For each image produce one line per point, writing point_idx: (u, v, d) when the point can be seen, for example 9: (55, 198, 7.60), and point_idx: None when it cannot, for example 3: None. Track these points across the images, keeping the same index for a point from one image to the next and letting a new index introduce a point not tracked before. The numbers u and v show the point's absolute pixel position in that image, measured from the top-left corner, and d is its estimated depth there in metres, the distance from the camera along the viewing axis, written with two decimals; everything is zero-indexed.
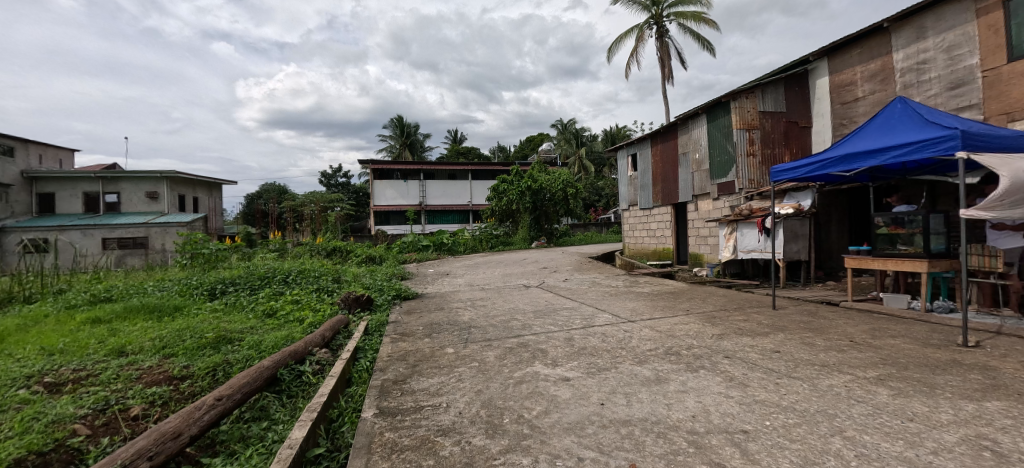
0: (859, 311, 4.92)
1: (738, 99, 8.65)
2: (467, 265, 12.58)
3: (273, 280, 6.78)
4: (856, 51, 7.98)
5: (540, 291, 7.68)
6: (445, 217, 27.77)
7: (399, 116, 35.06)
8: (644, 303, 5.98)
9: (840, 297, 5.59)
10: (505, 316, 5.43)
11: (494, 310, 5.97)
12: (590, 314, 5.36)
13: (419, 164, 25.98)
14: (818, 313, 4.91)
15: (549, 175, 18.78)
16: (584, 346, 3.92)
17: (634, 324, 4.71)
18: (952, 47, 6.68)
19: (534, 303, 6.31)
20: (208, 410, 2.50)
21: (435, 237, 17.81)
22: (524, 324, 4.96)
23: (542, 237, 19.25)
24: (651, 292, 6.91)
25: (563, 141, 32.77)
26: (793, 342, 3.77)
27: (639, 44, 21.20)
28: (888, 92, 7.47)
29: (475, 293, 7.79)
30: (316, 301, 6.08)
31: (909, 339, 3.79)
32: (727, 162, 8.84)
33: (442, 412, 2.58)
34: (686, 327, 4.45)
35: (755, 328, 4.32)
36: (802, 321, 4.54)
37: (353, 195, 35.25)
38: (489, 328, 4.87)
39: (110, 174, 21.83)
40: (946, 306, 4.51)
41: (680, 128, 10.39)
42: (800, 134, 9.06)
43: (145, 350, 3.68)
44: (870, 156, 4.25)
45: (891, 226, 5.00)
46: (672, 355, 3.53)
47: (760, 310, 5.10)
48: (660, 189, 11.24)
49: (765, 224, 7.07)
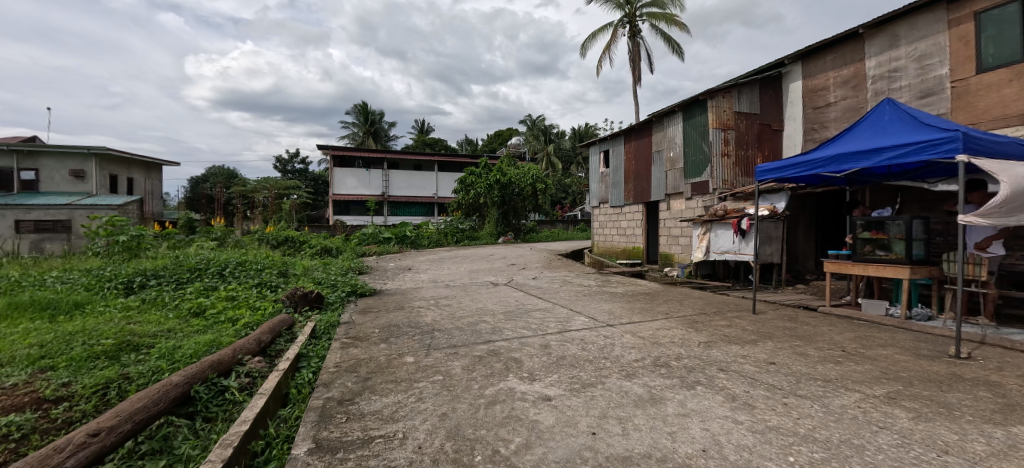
0: (839, 317, 4.77)
1: (715, 98, 8.50)
2: (431, 259, 11.94)
3: (205, 272, 5.94)
4: (830, 56, 8.00)
5: (509, 289, 7.21)
6: (409, 208, 26.79)
7: (363, 102, 33.63)
8: (619, 304, 5.65)
9: (817, 302, 5.47)
10: (473, 318, 4.92)
11: (461, 310, 5.44)
12: (565, 316, 4.94)
13: (383, 153, 24.86)
14: (799, 319, 4.73)
15: (518, 170, 18.33)
16: (562, 355, 3.47)
17: (614, 329, 4.34)
18: (923, 56, 6.76)
19: (504, 303, 5.84)
20: (75, 452, 1.89)
21: (398, 229, 16.97)
22: (494, 328, 4.47)
23: (509, 232, 18.81)
24: (625, 293, 6.61)
25: (532, 137, 32.46)
26: (785, 352, 3.50)
27: (612, 42, 21.12)
28: (859, 99, 7.52)
29: (439, 291, 7.23)
30: (255, 299, 5.33)
31: (899, 349, 3.61)
32: (702, 162, 8.69)
33: (396, 447, 2.06)
34: (669, 333, 4.12)
35: (742, 335, 4.04)
36: (786, 328, 4.32)
37: (310, 182, 33.41)
38: (455, 332, 4.35)
39: (27, 148, 19.45)
40: (925, 314, 4.42)
41: (655, 126, 10.20)
42: (773, 136, 9.03)
43: (15, 360, 2.94)
44: (863, 158, 4.10)
45: (872, 231, 4.89)
46: (661, 367, 3.15)
47: (741, 315, 4.87)
48: (632, 187, 11.05)
49: (740, 225, 6.92)
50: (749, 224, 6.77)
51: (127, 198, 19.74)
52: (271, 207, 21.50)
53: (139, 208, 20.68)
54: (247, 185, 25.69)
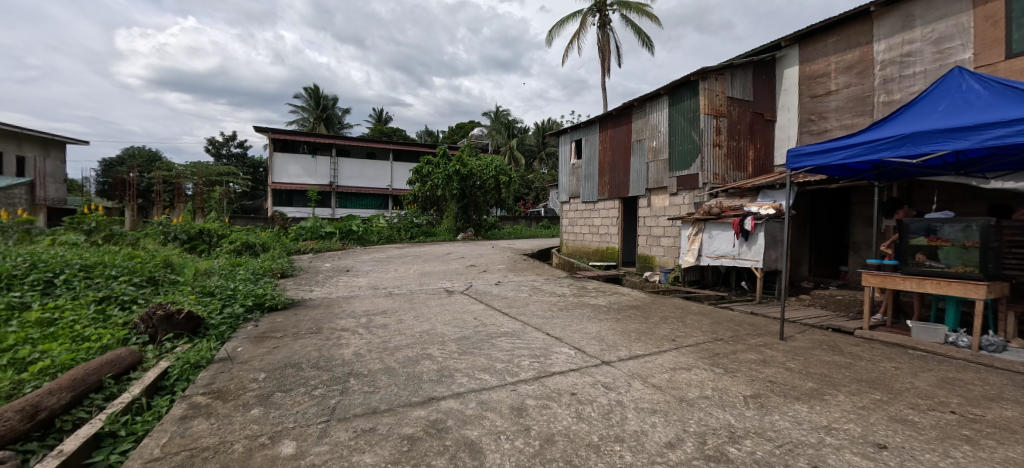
0: (890, 346, 3.72)
1: (707, 80, 7.43)
2: (377, 259, 10.23)
3: (20, 283, 4.06)
4: (832, 39, 7.13)
5: (467, 300, 5.77)
6: (360, 200, 24.61)
7: (314, 85, 30.88)
8: (608, 324, 4.38)
9: (846, 323, 4.42)
10: (413, 353, 3.44)
11: (397, 337, 3.95)
12: (541, 347, 3.57)
13: (331, 140, 22.49)
14: (843, 349, 3.64)
15: (480, 161, 16.79)
16: (548, 437, 2.11)
17: (614, 370, 3.02)
18: (942, 39, 5.98)
19: (458, 323, 4.40)
20: None
21: (342, 223, 15.02)
22: (440, 371, 3.03)
23: (468, 228, 17.35)
24: (610, 306, 5.36)
25: (494, 130, 30.95)
26: (880, 418, 2.34)
27: (580, 32, 19.99)
28: (865, 87, 6.71)
29: (377, 303, 5.67)
30: (87, 324, 3.61)
31: (1018, 406, 2.55)
32: (691, 152, 7.63)
33: None
34: (695, 379, 2.87)
35: (794, 382, 2.85)
36: (839, 366, 3.20)
37: (248, 169, 30.17)
38: (381, 381, 2.87)
39: None
40: (999, 344, 3.43)
41: (635, 112, 9.08)
42: (765, 127, 8.02)
43: None
44: (953, 137, 3.03)
45: (930, 236, 3.82)
46: (717, 464, 1.86)
47: (770, 343, 3.74)
48: (607, 180, 9.89)
49: (743, 226, 5.83)
50: (754, 224, 5.70)
51: (10, 180, 16.38)
52: (198, 195, 18.80)
53: (29, 192, 17.28)
54: (171, 169, 22.52)
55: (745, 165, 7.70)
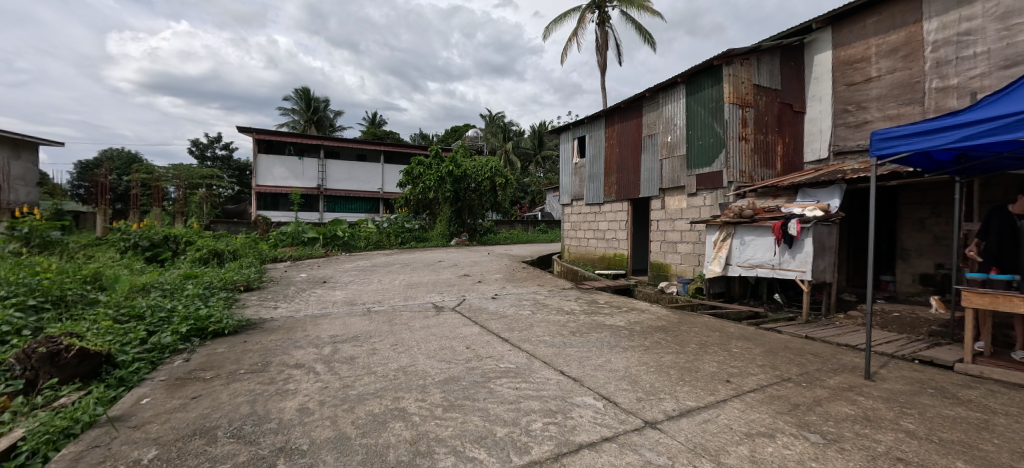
0: (1015, 390, 2.81)
1: (732, 65, 6.60)
2: (361, 268, 9.22)
3: None
4: (872, 19, 6.30)
5: (459, 321, 4.81)
6: (350, 204, 23.60)
7: (304, 87, 29.85)
8: (636, 357, 3.44)
9: (935, 351, 3.53)
10: (380, 409, 2.48)
11: (365, 379, 3.00)
12: (557, 396, 2.63)
13: (318, 142, 21.47)
14: (956, 394, 2.74)
15: (475, 162, 15.87)
16: None
17: (666, 441, 2.10)
18: (1009, 14, 5.14)
19: (445, 357, 3.46)
20: None
21: (327, 228, 13.95)
22: (415, 444, 2.08)
23: (462, 233, 16.25)
24: (631, 328, 4.43)
25: (489, 133, 30.01)
26: None
27: (579, 30, 19.16)
28: (914, 71, 5.88)
29: (350, 324, 4.69)
30: None
31: None
32: (712, 146, 6.75)
33: None
34: (789, 458, 1.94)
35: (935, 463, 1.93)
36: (975, 428, 2.28)
37: (235, 172, 29.05)
38: (323, 466, 1.90)
39: None
40: None
41: (647, 104, 8.21)
42: (794, 120, 7.15)
43: None
44: None
45: None
46: None
47: (856, 386, 2.83)
48: (614, 180, 9.00)
49: (786, 230, 4.93)
50: (799, 228, 4.79)
51: None
52: (176, 198, 17.69)
53: None
54: (150, 172, 21.40)
55: (773, 161, 6.86)
